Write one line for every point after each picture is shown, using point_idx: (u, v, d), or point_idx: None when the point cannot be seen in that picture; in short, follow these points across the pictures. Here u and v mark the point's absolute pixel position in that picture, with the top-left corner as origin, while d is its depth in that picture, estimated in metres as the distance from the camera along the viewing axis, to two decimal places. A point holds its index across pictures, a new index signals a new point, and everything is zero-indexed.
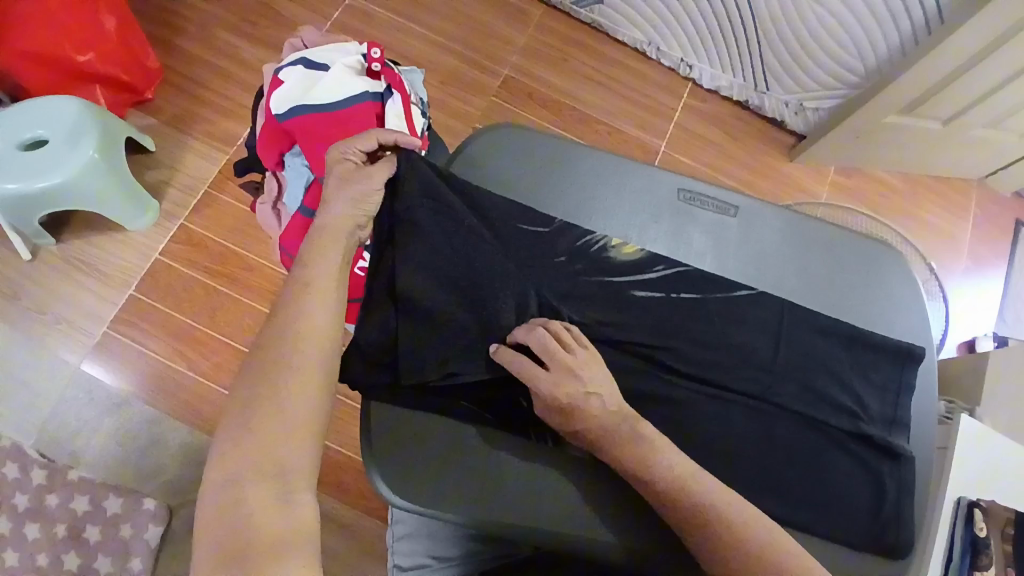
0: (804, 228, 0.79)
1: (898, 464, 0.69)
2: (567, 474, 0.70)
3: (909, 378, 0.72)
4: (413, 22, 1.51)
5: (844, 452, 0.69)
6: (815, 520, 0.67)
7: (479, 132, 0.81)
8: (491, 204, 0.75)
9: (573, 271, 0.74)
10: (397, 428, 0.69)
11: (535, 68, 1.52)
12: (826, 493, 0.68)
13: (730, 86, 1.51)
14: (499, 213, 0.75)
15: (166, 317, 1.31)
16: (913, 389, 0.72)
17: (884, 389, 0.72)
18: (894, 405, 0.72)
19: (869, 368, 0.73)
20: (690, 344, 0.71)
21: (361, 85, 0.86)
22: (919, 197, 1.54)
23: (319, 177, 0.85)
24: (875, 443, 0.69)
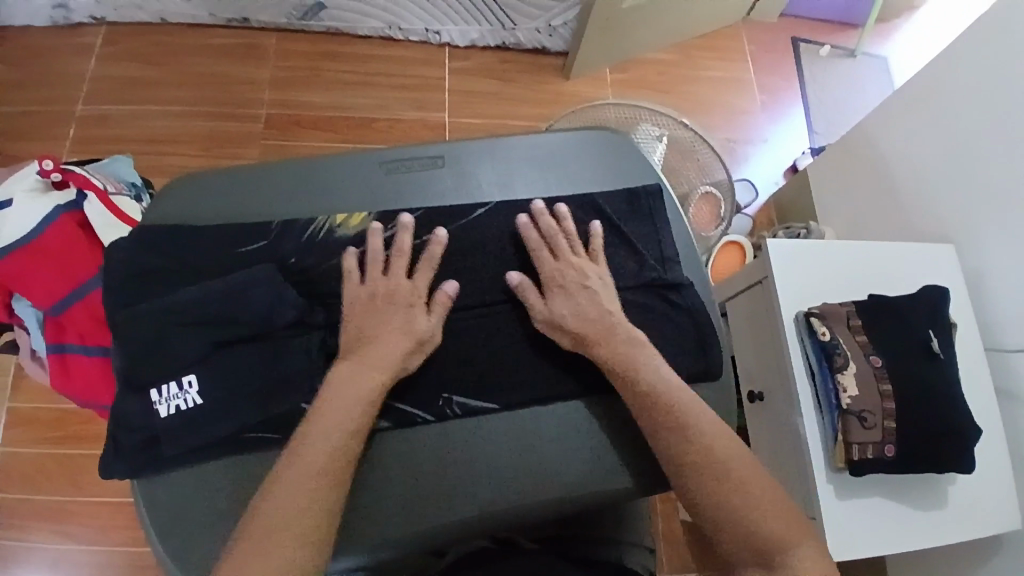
0: (516, 141, 0.77)
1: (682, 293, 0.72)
2: (476, 449, 0.67)
3: (660, 215, 0.75)
4: (155, 104, 1.43)
5: (630, 307, 0.72)
6: None
7: (158, 193, 0.72)
8: (200, 245, 0.68)
9: (309, 268, 0.69)
10: (181, 497, 0.63)
11: (295, 96, 1.47)
12: None
13: (482, 35, 1.51)
14: (207, 258, 0.68)
15: (31, 503, 1.23)
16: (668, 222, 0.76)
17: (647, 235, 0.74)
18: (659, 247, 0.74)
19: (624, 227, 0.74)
20: (451, 276, 0.71)
21: (46, 201, 0.81)
22: (696, 59, 1.59)
23: (47, 311, 0.79)
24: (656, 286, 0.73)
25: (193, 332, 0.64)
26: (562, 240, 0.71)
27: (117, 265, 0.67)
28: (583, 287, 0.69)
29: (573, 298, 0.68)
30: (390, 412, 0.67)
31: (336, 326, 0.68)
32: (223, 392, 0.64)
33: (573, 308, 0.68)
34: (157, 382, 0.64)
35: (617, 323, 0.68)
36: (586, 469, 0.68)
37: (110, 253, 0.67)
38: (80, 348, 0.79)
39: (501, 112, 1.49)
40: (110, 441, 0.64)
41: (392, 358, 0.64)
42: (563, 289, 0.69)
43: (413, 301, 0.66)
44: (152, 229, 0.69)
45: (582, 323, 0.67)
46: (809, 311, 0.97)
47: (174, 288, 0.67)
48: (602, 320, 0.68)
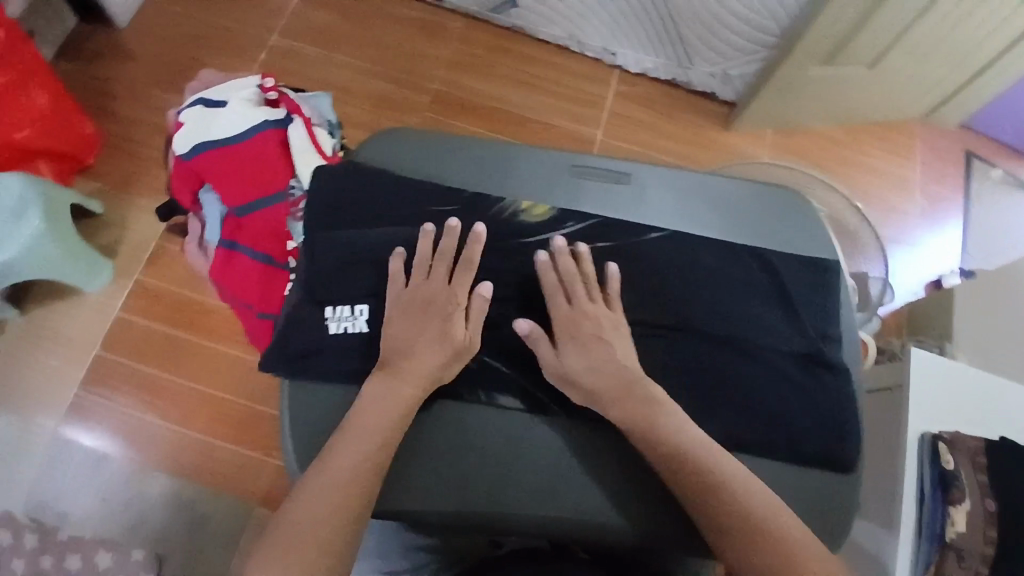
0: (702, 182, 0.79)
1: (833, 374, 0.72)
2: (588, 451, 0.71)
3: (830, 289, 0.75)
4: (340, 53, 1.53)
5: (778, 372, 0.72)
6: (755, 439, 0.70)
7: (371, 136, 0.80)
8: (397, 193, 0.75)
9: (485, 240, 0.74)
10: (322, 402, 0.70)
11: (465, 79, 1.54)
12: (763, 411, 0.71)
13: (655, 67, 1.52)
14: (398, 205, 0.75)
15: (134, 372, 1.33)
16: (835, 299, 0.75)
17: (812, 306, 0.75)
18: (823, 322, 0.74)
19: (792, 289, 0.74)
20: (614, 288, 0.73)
21: (258, 114, 0.88)
22: (861, 145, 1.55)
23: (232, 208, 0.88)
24: (810, 359, 0.73)
25: (373, 266, 0.72)
26: (579, 287, 0.71)
27: (323, 189, 0.74)
28: (597, 337, 0.70)
29: (587, 352, 0.69)
30: (522, 394, 0.71)
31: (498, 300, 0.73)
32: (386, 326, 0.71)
33: (588, 364, 0.69)
34: (334, 302, 0.71)
35: (637, 381, 0.68)
36: (614, 512, 0.70)
37: (319, 176, 0.75)
38: (249, 251, 0.88)
39: (653, 144, 1.50)
40: (280, 338, 0.71)
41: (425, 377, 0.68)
42: (576, 341, 0.70)
43: (451, 312, 0.71)
44: (361, 167, 0.76)
45: (598, 381, 0.68)
46: (937, 435, 0.94)
47: (366, 224, 0.74)
48: (617, 374, 0.68)
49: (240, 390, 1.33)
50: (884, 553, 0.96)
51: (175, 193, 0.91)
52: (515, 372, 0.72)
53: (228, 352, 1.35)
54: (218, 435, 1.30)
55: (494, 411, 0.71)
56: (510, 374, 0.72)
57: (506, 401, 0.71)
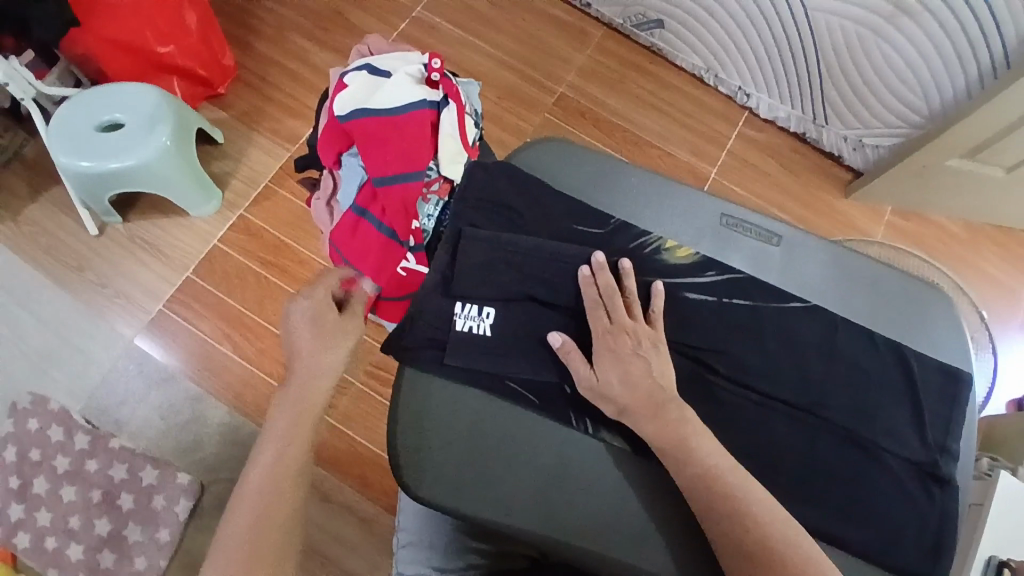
0: (850, 262, 0.79)
1: (945, 491, 0.70)
2: (670, 501, 0.70)
3: (961, 402, 0.74)
4: (477, 37, 1.54)
5: (889, 474, 0.70)
6: (853, 536, 0.68)
7: (534, 143, 0.84)
8: (551, 204, 0.78)
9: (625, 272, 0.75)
10: (433, 395, 0.72)
11: (592, 89, 1.53)
12: (866, 509, 0.69)
13: (787, 117, 1.49)
14: (548, 219, 0.78)
15: (217, 301, 1.38)
16: (964, 414, 0.74)
17: (936, 416, 0.73)
18: (945, 432, 0.73)
19: (920, 393, 0.73)
20: (739, 347, 0.73)
21: (420, 92, 0.89)
22: (978, 243, 1.49)
23: (372, 177, 0.89)
24: (923, 468, 0.71)
25: (511, 272, 0.74)
26: (619, 300, 0.71)
27: (477, 184, 0.78)
28: (636, 355, 0.69)
29: (623, 366, 0.69)
30: (628, 435, 0.71)
31: None
32: (509, 335, 0.73)
33: (622, 377, 0.69)
34: (465, 298, 0.74)
35: (671, 400, 0.68)
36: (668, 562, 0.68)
37: (476, 172, 0.79)
38: (376, 221, 0.89)
39: (764, 195, 1.47)
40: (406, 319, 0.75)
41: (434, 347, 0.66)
42: (614, 354, 0.69)
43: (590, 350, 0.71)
44: (520, 172, 0.79)
45: (633, 396, 0.68)
46: (1004, 560, 0.90)
47: (512, 227, 0.77)
48: (650, 392, 0.68)
49: None
50: None
51: (320, 149, 0.92)
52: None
53: None
54: (281, 380, 1.34)
55: (594, 443, 0.71)
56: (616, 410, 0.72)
57: (610, 439, 0.71)
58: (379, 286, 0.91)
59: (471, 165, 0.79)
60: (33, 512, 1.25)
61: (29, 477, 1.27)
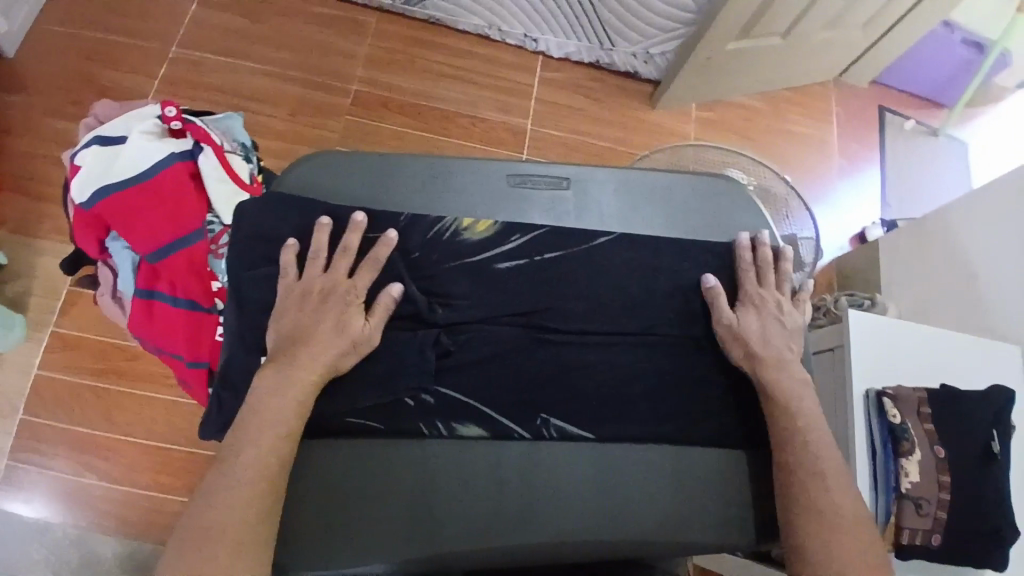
0: (639, 181, 0.80)
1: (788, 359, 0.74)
2: (540, 471, 0.69)
3: (779, 274, 0.77)
4: (249, 60, 1.44)
5: (735, 364, 0.74)
6: (715, 431, 0.72)
7: (299, 162, 0.78)
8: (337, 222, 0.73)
9: (428, 265, 0.73)
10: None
11: (385, 77, 1.47)
12: (723, 403, 0.73)
13: (578, 51, 1.51)
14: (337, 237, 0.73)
15: (64, 430, 1.24)
16: (784, 283, 0.78)
17: (763, 295, 0.76)
18: (773, 306, 0.76)
19: (740, 280, 0.77)
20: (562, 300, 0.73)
21: (164, 147, 0.81)
22: (781, 109, 1.59)
23: (145, 255, 0.80)
24: (765, 346, 0.74)
25: (310, 302, 0.70)
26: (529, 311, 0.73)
27: (251, 222, 0.72)
28: (703, 340, 0.73)
29: (695, 351, 0.73)
30: (486, 421, 0.69)
31: (451, 327, 0.72)
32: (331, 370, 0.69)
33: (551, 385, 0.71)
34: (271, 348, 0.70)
35: (716, 381, 0.72)
36: (562, 528, 0.68)
37: (245, 211, 0.72)
38: (168, 298, 0.80)
39: (583, 129, 1.49)
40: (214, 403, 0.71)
41: (292, 408, 0.65)
42: (691, 342, 0.73)
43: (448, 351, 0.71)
44: (293, 200, 0.74)
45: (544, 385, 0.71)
46: (880, 390, 0.97)
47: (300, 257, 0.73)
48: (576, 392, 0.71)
49: (183, 436, 1.26)
50: None
51: (79, 243, 0.83)
52: (477, 401, 0.70)
53: (164, 399, 1.27)
54: (165, 486, 1.23)
55: (454, 442, 0.69)
56: (465, 400, 0.70)
57: (469, 432, 0.69)
58: (204, 362, 0.81)
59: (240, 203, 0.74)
60: None
61: None
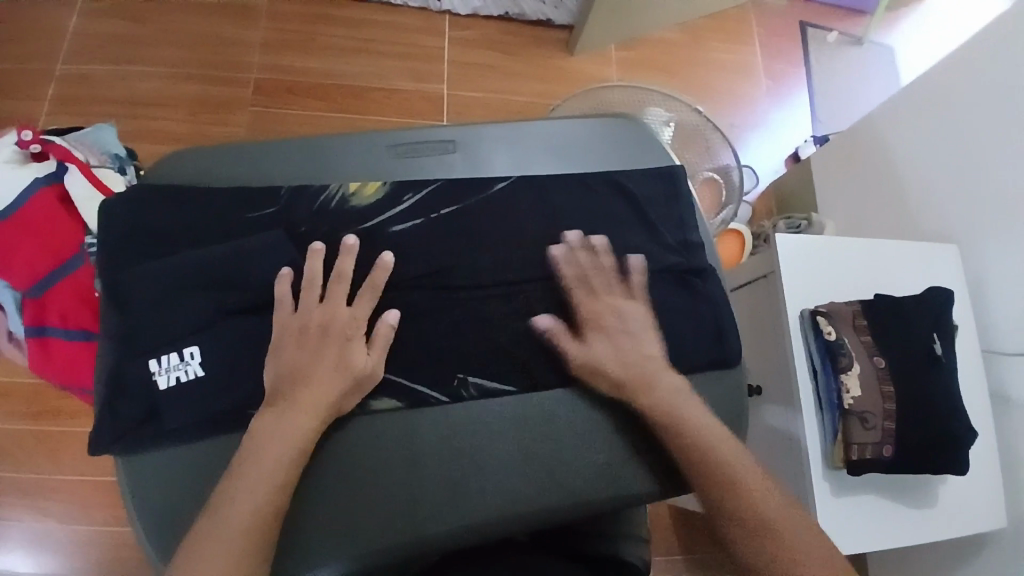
0: (525, 131, 0.78)
1: (704, 278, 0.75)
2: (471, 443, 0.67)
3: (682, 195, 0.77)
4: (136, 64, 1.35)
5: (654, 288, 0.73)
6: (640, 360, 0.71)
7: (164, 158, 0.73)
8: (212, 215, 0.69)
9: (319, 237, 0.69)
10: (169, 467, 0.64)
11: (286, 61, 1.40)
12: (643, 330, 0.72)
13: (484, 4, 1.45)
14: (216, 224, 0.69)
15: (9, 479, 1.19)
16: (690, 204, 0.77)
17: (669, 219, 0.76)
18: (681, 229, 0.76)
19: (646, 207, 0.75)
20: (465, 253, 0.70)
21: (26, 174, 0.76)
22: (700, 37, 1.55)
23: (27, 291, 0.74)
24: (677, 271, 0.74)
25: (188, 295, 0.65)
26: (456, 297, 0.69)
27: (123, 218, 0.68)
28: (623, 329, 0.69)
29: (611, 338, 0.69)
30: (401, 391, 0.67)
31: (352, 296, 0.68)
32: (230, 360, 0.66)
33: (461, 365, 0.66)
34: (159, 352, 0.65)
35: (656, 371, 0.68)
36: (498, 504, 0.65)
37: (114, 208, 0.68)
38: (60, 331, 0.75)
39: (501, 87, 1.44)
40: (107, 414, 0.64)
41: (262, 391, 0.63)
42: (604, 331, 0.69)
43: (352, 337, 0.66)
44: (164, 190, 0.69)
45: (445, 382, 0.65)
46: (814, 309, 0.97)
47: (177, 249, 0.68)
48: (636, 366, 0.68)
49: None
50: (795, 433, 0.99)
51: None
52: (390, 371, 0.67)
53: None
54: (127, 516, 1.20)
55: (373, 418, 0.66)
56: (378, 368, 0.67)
57: (384, 405, 0.66)
58: None
59: (102, 200, 0.68)
60: None
61: None
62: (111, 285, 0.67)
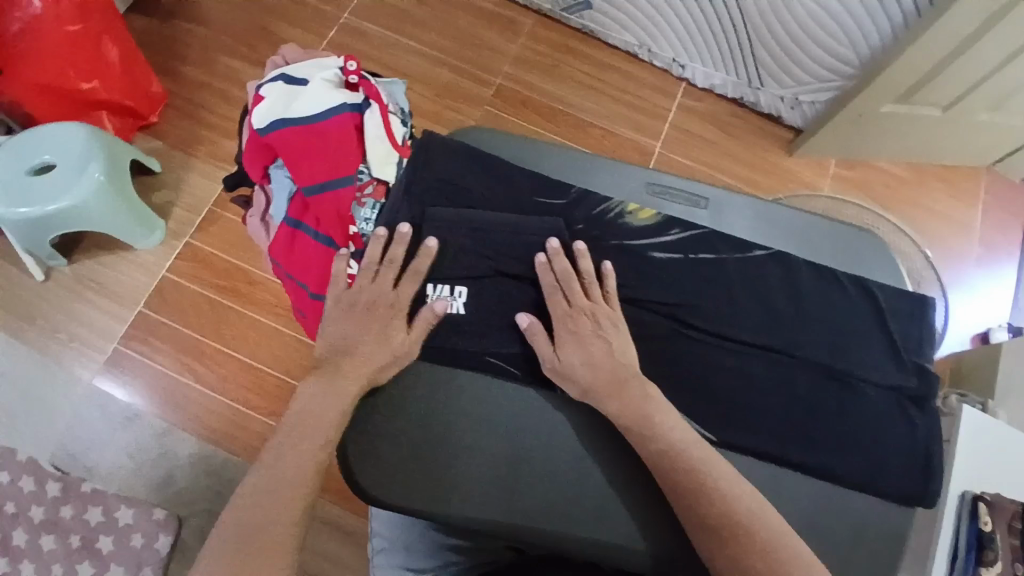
0: (774, 212, 0.81)
1: (927, 412, 0.71)
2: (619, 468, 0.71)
3: (930, 320, 0.75)
4: (408, 37, 1.53)
5: (878, 402, 0.71)
6: (840, 465, 0.69)
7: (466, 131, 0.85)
8: (510, 190, 0.78)
9: (589, 238, 0.76)
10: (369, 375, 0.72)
11: (529, 76, 1.52)
12: (853, 438, 0.70)
13: (723, 84, 1.50)
14: (510, 196, 0.78)
15: (174, 332, 1.35)
16: (934, 331, 0.75)
17: (908, 340, 0.74)
18: (920, 352, 0.74)
19: (887, 320, 0.74)
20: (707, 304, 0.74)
21: (339, 96, 0.88)
22: (923, 183, 1.52)
23: (301, 188, 0.87)
24: (903, 395, 0.72)
25: (474, 247, 0.75)
26: (575, 283, 0.72)
27: (441, 161, 0.78)
28: (597, 335, 0.71)
29: (585, 347, 0.71)
30: None
31: None
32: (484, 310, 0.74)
33: (588, 361, 0.70)
34: (436, 281, 0.75)
35: (632, 377, 0.69)
36: (629, 533, 0.69)
37: (433, 153, 0.78)
38: (311, 231, 0.87)
39: (710, 162, 1.48)
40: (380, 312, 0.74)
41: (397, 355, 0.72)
42: (576, 337, 0.71)
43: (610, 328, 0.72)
44: (467, 149, 0.80)
45: (597, 377, 0.69)
46: (978, 494, 0.91)
47: (473, 203, 0.77)
48: (614, 371, 0.70)
49: (276, 362, 1.35)
50: None
51: (246, 166, 0.91)
52: None
53: (268, 324, 1.36)
54: (248, 404, 1.32)
55: (578, 409, 0.73)
56: None
57: None
58: (325, 296, 0.89)
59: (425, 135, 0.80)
60: (14, 566, 1.17)
61: (5, 530, 1.19)
62: (405, 211, 0.77)
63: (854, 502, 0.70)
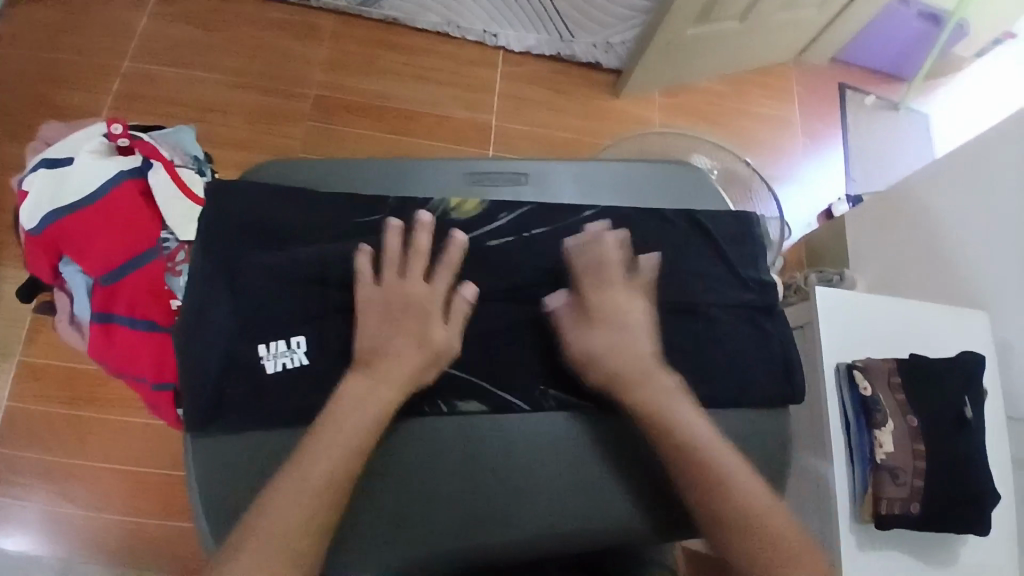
0: (593, 167, 0.82)
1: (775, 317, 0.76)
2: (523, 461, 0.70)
3: (758, 232, 0.79)
4: (204, 70, 1.41)
5: (733, 320, 0.75)
6: (713, 391, 0.72)
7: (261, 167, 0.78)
8: (319, 216, 0.73)
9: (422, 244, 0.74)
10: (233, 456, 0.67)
11: (345, 80, 1.45)
12: (718, 362, 0.73)
13: (538, 44, 1.50)
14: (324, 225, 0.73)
15: (36, 461, 1.20)
16: (765, 242, 0.80)
17: (743, 258, 0.78)
18: (755, 267, 0.78)
19: (722, 244, 0.78)
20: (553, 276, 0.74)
21: (113, 166, 0.79)
22: (742, 91, 1.60)
23: (99, 278, 0.78)
24: (750, 309, 0.76)
25: (299, 290, 0.70)
26: (592, 276, 0.72)
27: (236, 209, 0.72)
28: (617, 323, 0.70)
29: (610, 334, 0.70)
30: (486, 396, 0.70)
31: None
32: (329, 353, 0.69)
33: (608, 345, 0.70)
34: (266, 339, 0.69)
35: (651, 363, 0.69)
36: (542, 524, 0.68)
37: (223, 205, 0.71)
38: (126, 320, 0.78)
39: (549, 123, 1.49)
40: (209, 389, 0.67)
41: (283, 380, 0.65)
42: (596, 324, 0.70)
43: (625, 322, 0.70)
44: (265, 186, 0.74)
45: (620, 363, 0.69)
46: (851, 364, 0.98)
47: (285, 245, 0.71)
48: (637, 358, 0.69)
49: (163, 457, 1.24)
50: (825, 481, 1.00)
51: (31, 270, 0.80)
52: (480, 377, 0.71)
53: (140, 420, 1.24)
54: (144, 510, 1.21)
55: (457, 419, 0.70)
56: (466, 378, 0.71)
57: (469, 407, 0.70)
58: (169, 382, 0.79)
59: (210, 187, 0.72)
60: None
61: None
62: (211, 275, 0.70)
63: (732, 422, 0.73)
